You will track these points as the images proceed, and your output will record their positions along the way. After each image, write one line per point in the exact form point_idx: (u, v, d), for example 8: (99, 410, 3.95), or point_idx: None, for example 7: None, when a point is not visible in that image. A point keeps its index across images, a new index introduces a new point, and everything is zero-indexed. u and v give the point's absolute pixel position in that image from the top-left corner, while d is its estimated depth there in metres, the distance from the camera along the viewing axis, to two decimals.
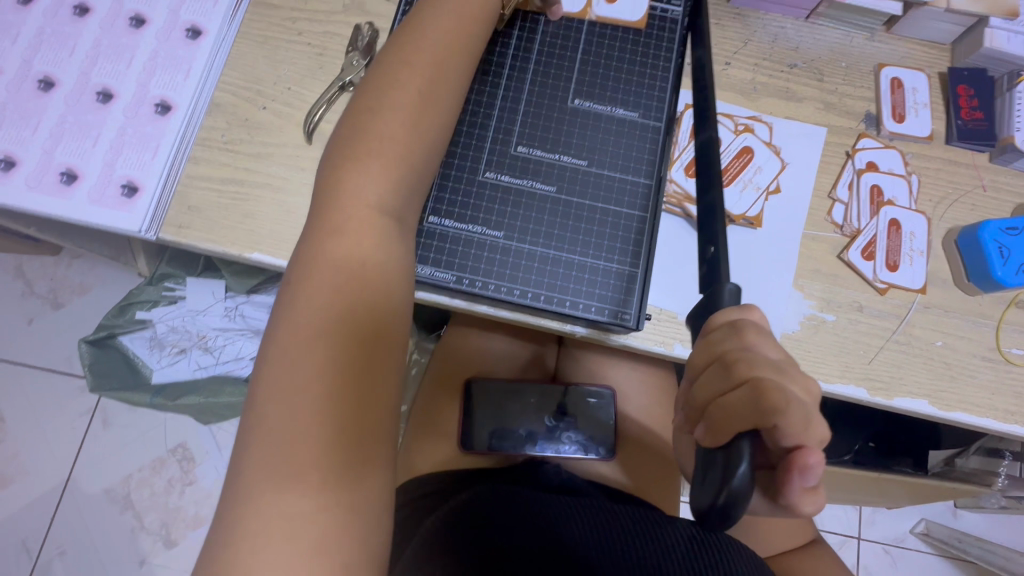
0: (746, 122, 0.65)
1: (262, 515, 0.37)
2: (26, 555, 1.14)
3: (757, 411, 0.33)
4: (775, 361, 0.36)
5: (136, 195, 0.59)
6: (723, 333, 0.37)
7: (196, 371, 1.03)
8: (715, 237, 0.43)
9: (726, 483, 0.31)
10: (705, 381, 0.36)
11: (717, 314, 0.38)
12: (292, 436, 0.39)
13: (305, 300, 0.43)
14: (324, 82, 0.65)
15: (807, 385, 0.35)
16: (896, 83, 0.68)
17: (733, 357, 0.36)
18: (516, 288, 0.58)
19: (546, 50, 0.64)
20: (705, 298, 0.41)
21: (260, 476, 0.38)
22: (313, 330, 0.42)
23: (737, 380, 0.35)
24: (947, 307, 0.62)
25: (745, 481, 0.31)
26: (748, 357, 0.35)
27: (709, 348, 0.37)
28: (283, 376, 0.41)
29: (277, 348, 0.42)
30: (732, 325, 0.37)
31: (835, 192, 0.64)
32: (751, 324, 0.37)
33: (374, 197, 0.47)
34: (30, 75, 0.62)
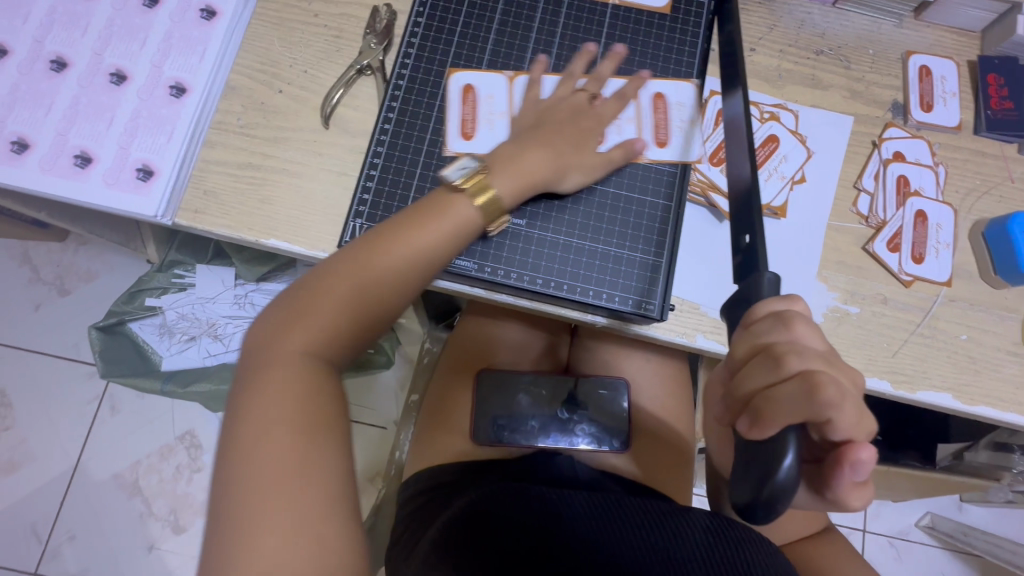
0: (771, 110, 0.64)
1: (251, 554, 0.38)
2: (37, 539, 1.14)
3: (806, 406, 0.33)
4: (820, 353, 0.36)
5: (151, 179, 0.58)
6: (769, 325, 0.37)
7: (206, 359, 1.02)
8: (751, 227, 0.44)
9: (772, 474, 0.32)
10: (750, 371, 0.37)
11: (757, 307, 0.39)
12: (276, 472, 0.40)
13: (290, 337, 0.45)
14: (341, 65, 0.63)
15: (851, 377, 0.36)
16: (924, 71, 0.66)
17: (781, 348, 0.36)
18: (537, 276, 0.58)
19: (567, 38, 0.64)
20: (742, 289, 0.42)
21: (242, 516, 0.39)
22: (295, 395, 0.43)
23: (786, 371, 0.35)
24: (973, 300, 0.61)
25: (791, 473, 0.32)
26: (796, 349, 0.36)
27: (753, 339, 0.38)
28: (264, 411, 0.42)
29: (259, 381, 0.44)
30: (777, 316, 0.38)
31: (860, 182, 0.63)
32: (798, 315, 0.37)
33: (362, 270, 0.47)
34: (42, 56, 0.61)
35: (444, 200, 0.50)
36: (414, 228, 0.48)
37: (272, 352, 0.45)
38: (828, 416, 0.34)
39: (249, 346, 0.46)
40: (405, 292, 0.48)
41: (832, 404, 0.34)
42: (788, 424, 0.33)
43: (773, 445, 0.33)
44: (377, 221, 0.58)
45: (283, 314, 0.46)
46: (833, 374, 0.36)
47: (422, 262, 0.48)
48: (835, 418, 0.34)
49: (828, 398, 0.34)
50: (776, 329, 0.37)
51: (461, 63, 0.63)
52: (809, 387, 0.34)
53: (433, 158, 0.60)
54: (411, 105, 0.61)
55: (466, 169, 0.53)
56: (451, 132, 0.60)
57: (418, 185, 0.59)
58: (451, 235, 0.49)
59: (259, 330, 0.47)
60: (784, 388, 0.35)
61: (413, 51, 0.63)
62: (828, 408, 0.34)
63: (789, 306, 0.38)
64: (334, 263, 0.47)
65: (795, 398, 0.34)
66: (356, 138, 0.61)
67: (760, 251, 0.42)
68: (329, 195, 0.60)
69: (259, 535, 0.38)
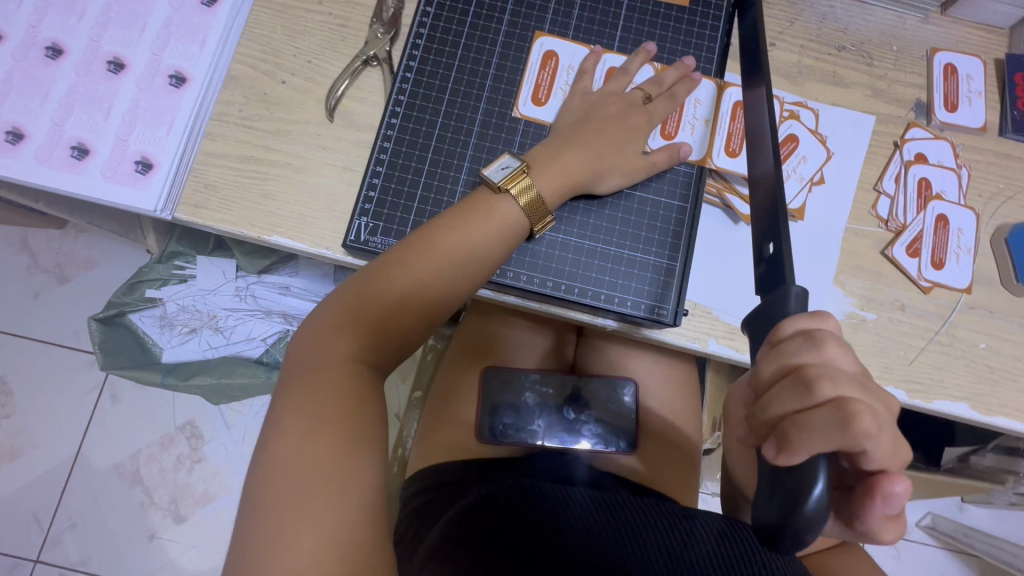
0: (791, 107, 0.62)
1: (284, 547, 0.37)
2: (38, 527, 1.14)
3: (841, 436, 0.33)
4: (851, 375, 0.35)
5: (150, 172, 0.56)
6: (798, 345, 0.36)
7: (207, 351, 1.01)
8: (776, 233, 0.42)
9: (800, 503, 0.31)
10: (777, 393, 0.36)
11: (783, 323, 0.38)
12: (316, 466, 0.40)
13: (339, 335, 0.46)
14: (347, 55, 0.61)
15: (883, 401, 0.36)
16: (950, 69, 0.64)
17: (811, 371, 0.35)
18: (547, 278, 0.56)
19: (582, 33, 0.62)
20: (768, 302, 0.40)
21: (282, 503, 0.39)
22: (336, 410, 0.43)
23: (816, 396, 0.34)
24: (993, 308, 0.59)
25: (820, 502, 0.31)
26: (828, 372, 0.35)
27: (781, 359, 0.36)
28: (309, 407, 0.43)
29: (307, 376, 0.45)
30: (807, 335, 0.36)
31: (881, 184, 0.61)
32: (829, 334, 0.36)
33: (412, 283, 0.48)
34: (37, 41, 0.59)
35: (490, 203, 0.51)
36: (464, 227, 0.49)
37: (320, 351, 0.46)
38: (861, 445, 0.34)
39: (298, 342, 0.48)
40: (450, 294, 0.49)
41: (867, 433, 0.33)
42: (819, 452, 0.32)
43: (801, 473, 0.32)
44: (384, 219, 0.57)
45: (328, 324, 0.47)
46: (866, 399, 0.35)
47: (469, 264, 0.49)
48: (870, 448, 0.34)
49: (862, 427, 0.33)
50: (806, 350, 0.36)
51: (471, 54, 0.61)
52: (842, 416, 0.33)
53: (443, 155, 0.58)
54: (419, 98, 0.59)
55: (508, 168, 0.52)
56: (522, 98, 0.60)
57: (427, 183, 0.58)
58: (498, 237, 0.50)
59: (309, 327, 0.48)
60: (815, 414, 0.34)
61: (422, 42, 0.60)
62: (862, 437, 0.33)
63: (820, 324, 0.37)
64: (387, 260, 0.48)
65: (827, 426, 0.33)
66: (361, 132, 0.59)
67: (785, 260, 0.41)
68: (333, 191, 0.58)
69: (292, 530, 0.38)
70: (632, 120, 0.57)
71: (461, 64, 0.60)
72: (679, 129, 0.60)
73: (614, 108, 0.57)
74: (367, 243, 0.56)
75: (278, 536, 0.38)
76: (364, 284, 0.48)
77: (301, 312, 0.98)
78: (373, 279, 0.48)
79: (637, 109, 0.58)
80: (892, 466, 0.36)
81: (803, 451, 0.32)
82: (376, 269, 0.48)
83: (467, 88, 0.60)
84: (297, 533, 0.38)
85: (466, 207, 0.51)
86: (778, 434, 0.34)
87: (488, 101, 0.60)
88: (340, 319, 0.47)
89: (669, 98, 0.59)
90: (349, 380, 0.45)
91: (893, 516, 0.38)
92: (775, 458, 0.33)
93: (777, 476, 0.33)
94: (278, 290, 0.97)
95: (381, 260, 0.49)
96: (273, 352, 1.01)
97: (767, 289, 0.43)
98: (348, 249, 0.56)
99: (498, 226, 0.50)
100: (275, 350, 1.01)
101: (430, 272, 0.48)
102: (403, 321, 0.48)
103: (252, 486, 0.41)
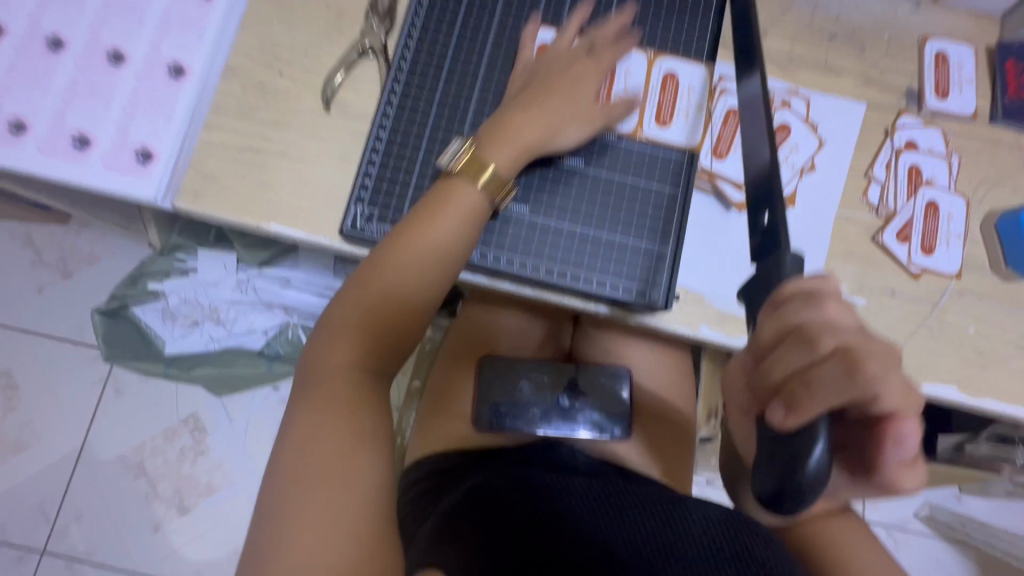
0: (783, 96, 0.63)
1: (294, 536, 0.39)
2: (45, 518, 1.16)
3: (850, 388, 0.34)
4: (856, 331, 0.37)
5: (150, 162, 0.57)
6: (799, 305, 0.37)
7: (209, 343, 1.02)
8: (771, 204, 0.44)
9: (803, 457, 0.34)
10: (783, 355, 0.37)
11: (786, 285, 0.39)
12: (324, 458, 0.42)
13: (346, 329, 0.48)
14: (343, 46, 0.62)
15: (886, 349, 0.37)
16: (941, 57, 0.65)
17: (814, 330, 0.36)
18: (542, 264, 0.57)
19: (574, 22, 0.63)
20: (761, 272, 0.42)
21: (290, 497, 0.40)
22: (340, 402, 0.45)
23: (820, 351, 0.35)
24: (983, 293, 0.60)
25: (818, 466, 0.34)
26: (830, 329, 0.36)
27: (780, 321, 0.38)
28: (316, 399, 0.44)
29: (314, 368, 0.46)
30: (808, 295, 0.38)
31: (871, 171, 0.62)
32: (829, 294, 0.37)
33: (410, 278, 0.49)
34: (38, 34, 0.60)
35: (446, 192, 0.52)
36: (434, 220, 0.50)
37: (328, 345, 0.48)
38: (868, 392, 0.35)
39: (304, 335, 0.49)
40: (449, 286, 0.52)
41: (876, 378, 0.35)
42: (823, 408, 0.34)
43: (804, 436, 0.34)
44: (379, 207, 0.58)
45: (331, 317, 0.49)
46: (869, 347, 0.36)
47: (446, 254, 0.51)
48: (880, 393, 0.35)
49: (863, 376, 0.34)
50: (806, 309, 0.37)
51: (465, 44, 0.61)
52: (843, 370, 0.34)
53: (437, 144, 0.59)
54: (413, 88, 0.60)
55: (514, 163, 0.53)
56: None
57: (421, 172, 0.59)
58: (468, 223, 0.51)
59: (318, 323, 0.49)
60: (821, 370, 0.35)
61: (416, 31, 0.61)
62: (869, 383, 0.35)
63: (819, 285, 0.38)
64: (368, 262, 0.50)
65: (833, 386, 0.34)
66: (358, 123, 0.60)
67: (779, 228, 0.43)
68: (330, 180, 0.59)
69: (301, 521, 0.39)
70: (626, 106, 0.58)
71: (455, 54, 0.61)
72: (673, 117, 0.60)
73: (606, 96, 0.58)
74: (362, 230, 0.57)
75: (287, 528, 0.39)
76: (364, 279, 0.49)
77: (302, 304, 1.00)
78: (372, 274, 0.49)
79: (633, 96, 0.59)
80: (904, 409, 0.37)
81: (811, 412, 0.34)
82: (375, 265, 0.49)
83: (461, 77, 0.61)
84: (305, 526, 0.39)
85: (462, 200, 0.52)
86: (785, 395, 0.36)
87: (481, 90, 0.60)
88: (342, 312, 0.48)
89: (662, 84, 0.59)
90: (353, 372, 0.47)
91: (910, 463, 0.39)
92: (783, 422, 0.35)
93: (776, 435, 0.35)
94: (279, 282, 0.98)
95: (379, 254, 0.50)
96: (274, 344, 1.03)
97: (760, 259, 0.44)
98: (344, 236, 0.58)
99: (464, 211, 0.51)
100: (275, 342, 1.03)
101: (429, 267, 0.50)
102: (394, 316, 0.49)
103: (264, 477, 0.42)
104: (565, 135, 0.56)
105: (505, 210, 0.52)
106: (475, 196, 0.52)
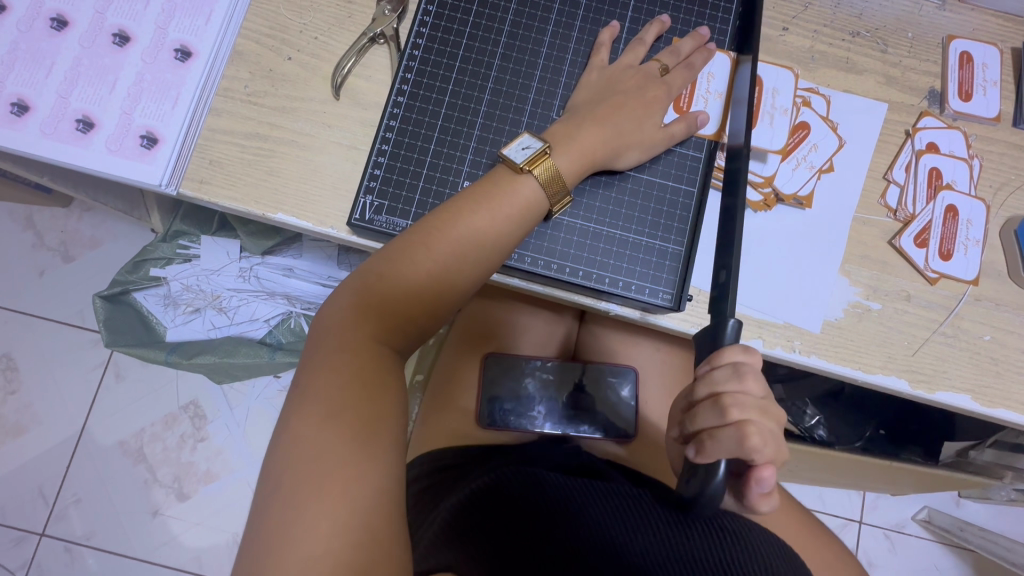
0: (803, 93, 0.61)
1: (299, 534, 0.37)
2: (43, 501, 1.15)
3: (745, 450, 0.41)
4: (760, 404, 0.42)
5: (155, 146, 0.56)
6: (726, 375, 0.43)
7: (210, 332, 1.01)
8: (729, 264, 0.50)
9: (708, 481, 0.42)
10: (701, 413, 0.44)
11: (716, 381, 0.43)
12: (339, 448, 0.40)
13: (358, 318, 0.46)
14: (353, 32, 0.60)
15: (779, 420, 0.43)
16: (966, 58, 0.63)
17: (727, 398, 0.42)
18: (552, 261, 0.56)
19: (592, 12, 0.61)
20: (712, 325, 0.47)
21: (296, 491, 0.39)
22: (343, 397, 0.42)
23: (729, 417, 0.42)
24: (999, 301, 0.59)
25: (718, 489, 0.42)
26: (741, 400, 0.42)
27: (712, 384, 0.44)
28: (326, 389, 0.42)
29: (327, 353, 0.44)
30: (735, 367, 0.43)
31: (891, 173, 0.60)
32: (751, 368, 0.43)
33: (431, 265, 0.47)
34: (42, 13, 0.58)
35: (512, 183, 0.50)
36: (486, 209, 0.49)
37: (340, 332, 0.45)
38: (758, 455, 0.42)
39: (319, 320, 0.47)
40: (472, 279, 0.50)
41: (759, 450, 0.41)
42: (722, 456, 0.42)
43: (705, 470, 0.42)
44: (389, 198, 0.56)
45: (349, 299, 0.47)
46: (766, 422, 0.42)
47: (471, 245, 0.48)
48: (766, 456, 0.42)
49: (755, 444, 0.41)
50: (730, 380, 0.43)
51: (479, 33, 0.60)
52: (742, 438, 0.41)
53: (449, 135, 0.58)
54: (426, 76, 0.59)
55: (529, 148, 0.51)
56: (531, 81, 0.59)
57: (432, 163, 0.57)
58: (519, 219, 0.50)
59: (325, 313, 0.47)
60: (728, 431, 0.42)
61: (430, 19, 0.60)
62: (756, 452, 0.41)
63: (747, 358, 0.44)
64: (412, 237, 0.48)
65: (729, 447, 0.41)
66: (367, 111, 0.59)
67: (730, 291, 0.48)
68: (338, 169, 0.58)
69: (314, 505, 0.38)
70: (650, 92, 0.57)
71: (468, 43, 0.60)
72: (691, 104, 0.59)
73: (628, 81, 0.57)
74: (371, 221, 0.56)
75: (299, 515, 0.38)
76: (386, 263, 0.47)
77: (305, 294, 0.98)
78: (394, 260, 0.47)
79: (655, 81, 0.57)
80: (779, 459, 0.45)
81: (711, 456, 0.42)
82: (399, 249, 0.48)
83: (474, 67, 0.59)
84: (315, 516, 0.38)
85: (485, 186, 0.50)
86: (698, 437, 0.43)
87: (494, 81, 0.59)
88: (360, 297, 0.47)
89: (686, 67, 0.58)
90: (365, 363, 0.44)
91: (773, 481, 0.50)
92: (694, 457, 0.43)
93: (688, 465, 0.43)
94: (282, 271, 0.97)
95: (403, 238, 0.49)
96: (275, 333, 1.02)
97: (715, 310, 0.50)
98: (352, 227, 0.56)
99: (521, 208, 0.50)
100: (279, 330, 1.02)
101: (451, 257, 0.48)
102: (426, 305, 0.48)
103: (271, 470, 0.40)
104: (618, 148, 0.55)
105: (527, 203, 0.50)
106: (498, 186, 0.50)
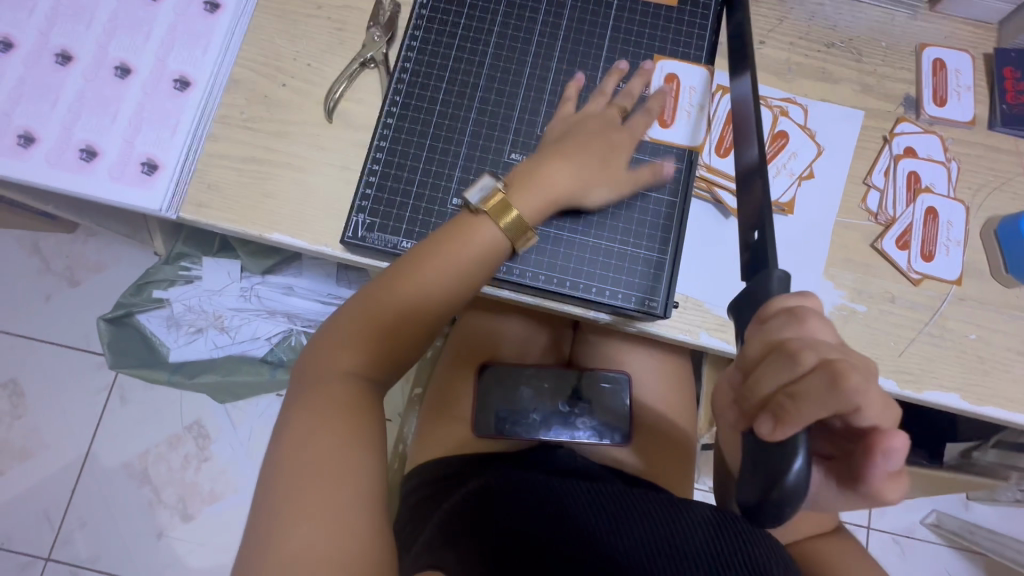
0: (781, 104, 0.63)
1: (286, 542, 0.39)
2: (49, 525, 1.16)
3: (832, 396, 0.33)
4: (838, 346, 0.37)
5: (155, 173, 0.58)
6: (781, 321, 0.38)
7: (213, 351, 1.03)
8: (761, 222, 0.43)
9: (781, 475, 0.32)
10: (762, 371, 0.37)
11: (776, 329, 0.38)
12: (329, 462, 0.42)
13: (347, 342, 0.48)
14: (344, 58, 0.63)
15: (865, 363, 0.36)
16: (939, 64, 0.65)
17: (794, 343, 0.36)
18: (540, 272, 0.58)
19: (573, 32, 0.63)
20: (753, 286, 0.42)
21: (285, 501, 0.40)
22: (331, 417, 0.44)
23: (802, 363, 0.35)
24: (983, 300, 0.60)
25: (800, 475, 0.32)
26: (811, 343, 0.36)
27: (767, 334, 0.38)
28: (317, 406, 0.45)
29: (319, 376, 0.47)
30: (790, 311, 0.38)
31: (870, 178, 0.62)
32: (810, 310, 0.38)
33: (414, 292, 0.49)
34: (47, 49, 0.61)
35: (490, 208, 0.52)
36: (465, 235, 0.51)
37: (330, 356, 0.48)
38: (856, 403, 0.34)
39: (313, 343, 0.50)
40: (454, 303, 0.51)
41: (858, 391, 0.34)
42: (809, 418, 0.33)
43: (785, 446, 0.33)
44: (381, 215, 0.58)
45: (340, 325, 0.49)
46: (850, 359, 0.36)
47: (450, 269, 0.50)
48: (861, 405, 0.34)
49: (851, 383, 0.34)
50: (788, 324, 0.37)
51: (464, 55, 0.62)
52: (833, 377, 0.34)
53: (437, 154, 0.60)
54: (414, 98, 0.61)
55: (485, 188, 0.52)
56: (515, 100, 0.61)
57: (421, 181, 0.59)
58: (496, 244, 0.52)
59: (318, 338, 0.50)
60: (806, 380, 0.35)
61: (416, 43, 0.62)
62: (855, 394, 0.34)
63: (800, 301, 0.39)
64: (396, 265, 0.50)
65: (820, 392, 0.33)
66: (358, 133, 0.61)
67: (769, 247, 0.41)
68: (332, 189, 0.60)
69: (300, 519, 0.40)
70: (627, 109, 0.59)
71: (454, 65, 0.62)
72: (675, 118, 0.61)
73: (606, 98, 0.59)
74: (364, 239, 0.58)
75: (288, 524, 0.39)
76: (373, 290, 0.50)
77: (305, 312, 1.00)
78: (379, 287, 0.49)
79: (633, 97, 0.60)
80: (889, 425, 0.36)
81: (797, 420, 0.33)
82: (384, 276, 0.50)
83: (461, 88, 0.61)
84: (302, 524, 0.39)
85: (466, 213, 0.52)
86: (772, 407, 0.34)
87: (480, 101, 0.61)
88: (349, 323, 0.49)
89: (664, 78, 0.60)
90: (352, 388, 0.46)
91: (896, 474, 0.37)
92: (770, 433, 0.33)
93: (758, 444, 0.34)
94: (282, 290, 0.99)
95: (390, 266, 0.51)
96: (276, 351, 1.03)
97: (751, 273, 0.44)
98: (346, 245, 0.58)
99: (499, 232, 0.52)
100: (280, 349, 1.03)
101: (432, 283, 0.49)
102: (411, 329, 0.50)
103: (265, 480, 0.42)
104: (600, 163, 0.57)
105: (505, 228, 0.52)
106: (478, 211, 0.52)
